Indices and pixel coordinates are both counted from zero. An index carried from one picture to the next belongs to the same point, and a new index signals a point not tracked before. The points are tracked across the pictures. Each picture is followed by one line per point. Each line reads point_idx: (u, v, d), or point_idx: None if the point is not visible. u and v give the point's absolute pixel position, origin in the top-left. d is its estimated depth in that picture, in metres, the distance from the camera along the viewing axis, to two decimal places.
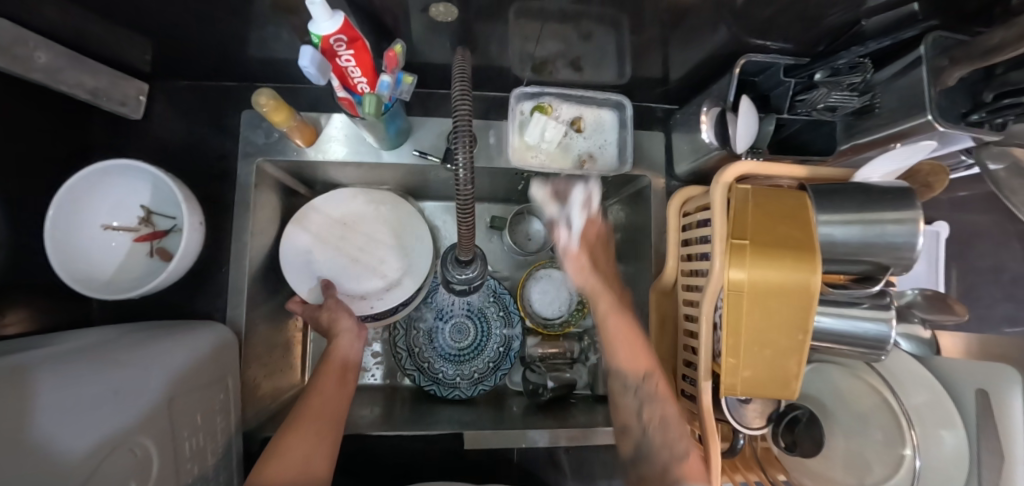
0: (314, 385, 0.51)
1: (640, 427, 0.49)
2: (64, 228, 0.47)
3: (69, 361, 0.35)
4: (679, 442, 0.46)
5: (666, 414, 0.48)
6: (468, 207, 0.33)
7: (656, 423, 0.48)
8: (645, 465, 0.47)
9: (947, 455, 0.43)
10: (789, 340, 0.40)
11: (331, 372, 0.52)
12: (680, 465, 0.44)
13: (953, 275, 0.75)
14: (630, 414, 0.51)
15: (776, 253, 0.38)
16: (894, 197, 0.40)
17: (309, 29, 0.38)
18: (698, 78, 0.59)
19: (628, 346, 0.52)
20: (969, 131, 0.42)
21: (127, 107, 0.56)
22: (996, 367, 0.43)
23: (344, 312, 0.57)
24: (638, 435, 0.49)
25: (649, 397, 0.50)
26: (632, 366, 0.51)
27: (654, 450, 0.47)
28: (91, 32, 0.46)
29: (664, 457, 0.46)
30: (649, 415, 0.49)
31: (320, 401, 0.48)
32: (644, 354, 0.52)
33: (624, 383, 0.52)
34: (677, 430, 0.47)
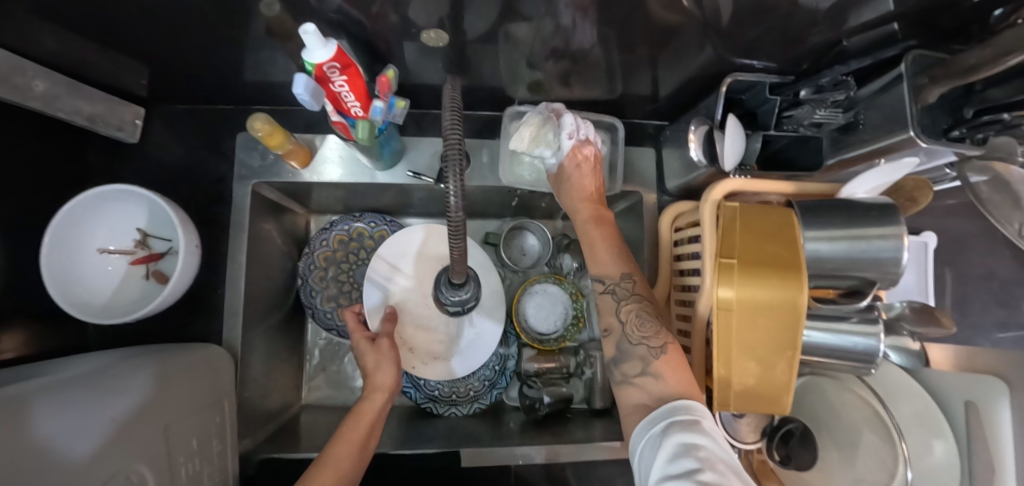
0: (326, 453, 0.47)
1: (619, 325, 0.49)
2: (62, 254, 0.48)
3: (73, 376, 0.36)
4: (653, 337, 0.46)
5: (642, 310, 0.48)
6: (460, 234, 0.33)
7: (634, 321, 0.47)
8: (624, 364, 0.47)
9: (938, 465, 0.44)
10: (778, 356, 0.40)
11: (350, 441, 0.48)
12: (655, 361, 0.45)
13: (945, 280, 0.76)
14: (610, 313, 0.50)
15: (765, 273, 0.39)
16: (877, 213, 0.41)
17: (302, 57, 0.39)
18: (687, 95, 0.60)
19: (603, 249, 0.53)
20: (950, 147, 0.43)
21: (124, 132, 0.56)
22: (985, 380, 0.44)
23: (388, 364, 0.56)
24: (617, 335, 0.48)
25: (626, 299, 0.49)
26: (610, 266, 0.51)
27: (631, 346, 0.47)
28: (88, 59, 0.47)
29: (640, 354, 0.46)
30: (627, 313, 0.49)
31: (331, 476, 0.44)
32: (622, 255, 0.52)
33: (603, 285, 0.51)
34: (653, 328, 0.47)
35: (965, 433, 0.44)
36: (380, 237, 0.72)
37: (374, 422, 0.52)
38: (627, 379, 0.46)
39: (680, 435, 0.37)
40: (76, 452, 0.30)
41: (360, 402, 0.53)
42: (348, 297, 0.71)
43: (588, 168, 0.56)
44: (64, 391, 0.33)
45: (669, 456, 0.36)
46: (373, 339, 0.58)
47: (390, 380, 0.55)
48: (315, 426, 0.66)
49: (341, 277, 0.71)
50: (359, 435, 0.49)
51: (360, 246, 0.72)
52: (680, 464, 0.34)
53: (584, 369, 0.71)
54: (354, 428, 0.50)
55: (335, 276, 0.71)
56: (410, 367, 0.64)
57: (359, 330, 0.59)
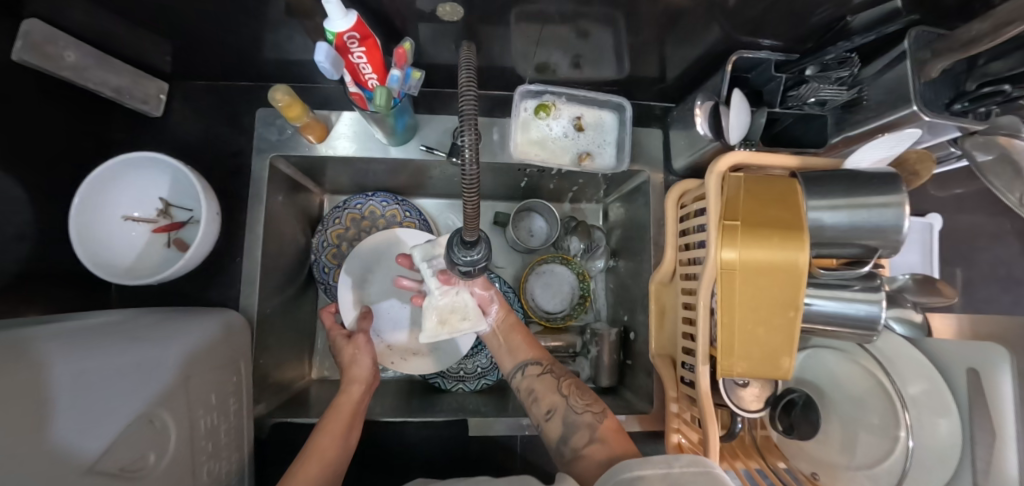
0: (311, 442, 0.47)
1: (564, 401, 0.56)
2: (90, 217, 0.50)
3: (93, 344, 0.37)
4: (594, 405, 0.55)
5: (577, 383, 0.59)
6: (474, 201, 0.34)
7: (575, 392, 0.56)
8: (573, 436, 0.52)
9: (939, 440, 0.45)
10: (781, 318, 0.41)
11: (331, 431, 0.49)
12: (600, 427, 0.52)
13: (955, 277, 0.76)
14: (552, 393, 0.57)
15: (767, 235, 0.40)
16: (879, 181, 0.42)
17: (324, 26, 0.41)
18: (694, 75, 0.61)
19: (527, 343, 0.62)
20: (953, 120, 0.44)
21: (148, 105, 0.58)
22: (984, 346, 0.44)
23: (366, 355, 0.59)
24: (562, 410, 0.55)
25: (562, 376, 0.59)
26: (534, 353, 0.61)
27: (578, 416, 0.54)
28: (115, 33, 0.49)
29: (586, 421, 0.53)
30: (567, 388, 0.57)
31: (317, 464, 0.45)
32: (534, 341, 0.63)
33: (542, 367, 0.60)
34: (589, 399, 0.56)
35: (968, 407, 0.45)
36: (391, 216, 0.72)
37: (354, 413, 0.52)
38: (578, 451, 0.51)
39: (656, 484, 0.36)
40: (88, 401, 0.32)
41: (337, 396, 0.54)
42: None
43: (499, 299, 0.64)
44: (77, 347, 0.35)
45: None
46: (349, 335, 0.61)
47: (367, 370, 0.58)
48: (324, 397, 0.67)
49: None
50: (337, 428, 0.49)
51: (372, 225, 0.73)
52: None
53: (589, 348, 0.71)
54: (335, 419, 0.50)
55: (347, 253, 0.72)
56: (390, 364, 0.67)
57: (336, 327, 0.63)
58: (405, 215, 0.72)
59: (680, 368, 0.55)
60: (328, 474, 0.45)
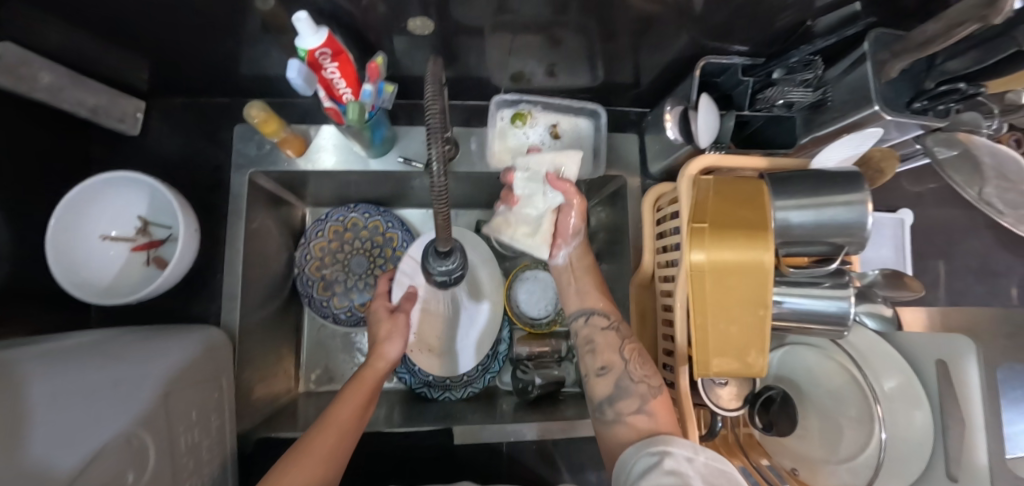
0: (326, 414, 0.46)
1: (622, 363, 0.50)
2: (66, 238, 0.50)
3: (71, 365, 0.37)
4: (653, 378, 0.49)
5: (643, 350, 0.52)
6: (443, 211, 0.35)
7: (637, 359, 0.50)
8: (619, 401, 0.48)
9: (915, 431, 0.46)
10: (751, 317, 0.42)
11: (350, 401, 0.47)
12: (652, 401, 0.47)
13: (938, 271, 0.77)
14: (612, 350, 0.52)
15: (734, 235, 0.41)
16: (842, 180, 0.43)
17: (295, 44, 0.42)
18: (667, 81, 0.62)
19: (596, 291, 0.57)
20: (914, 119, 0.46)
21: (124, 124, 0.58)
22: (950, 339, 0.45)
23: (400, 338, 0.55)
24: (618, 372, 0.50)
25: (628, 338, 0.53)
26: (604, 305, 0.56)
27: (632, 384, 0.49)
28: (91, 52, 0.49)
29: (639, 392, 0.48)
30: (629, 351, 0.51)
31: (334, 435, 0.44)
32: (605, 291, 0.58)
33: (608, 321, 0.54)
34: (651, 369, 0.50)
35: (938, 398, 0.46)
36: (374, 227, 0.73)
37: (375, 387, 0.51)
38: (620, 417, 0.48)
39: (677, 462, 0.39)
40: (65, 419, 0.32)
41: (362, 367, 0.52)
42: (342, 286, 0.72)
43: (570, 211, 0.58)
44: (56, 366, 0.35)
45: (659, 473, 0.38)
46: (392, 311, 0.58)
47: (397, 353, 0.55)
48: (310, 411, 0.67)
49: (337, 266, 0.72)
50: (360, 395, 0.48)
51: (355, 236, 0.73)
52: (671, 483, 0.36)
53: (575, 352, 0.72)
54: (354, 389, 0.49)
55: (330, 265, 0.72)
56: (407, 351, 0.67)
57: (382, 298, 0.60)
58: (387, 226, 0.72)
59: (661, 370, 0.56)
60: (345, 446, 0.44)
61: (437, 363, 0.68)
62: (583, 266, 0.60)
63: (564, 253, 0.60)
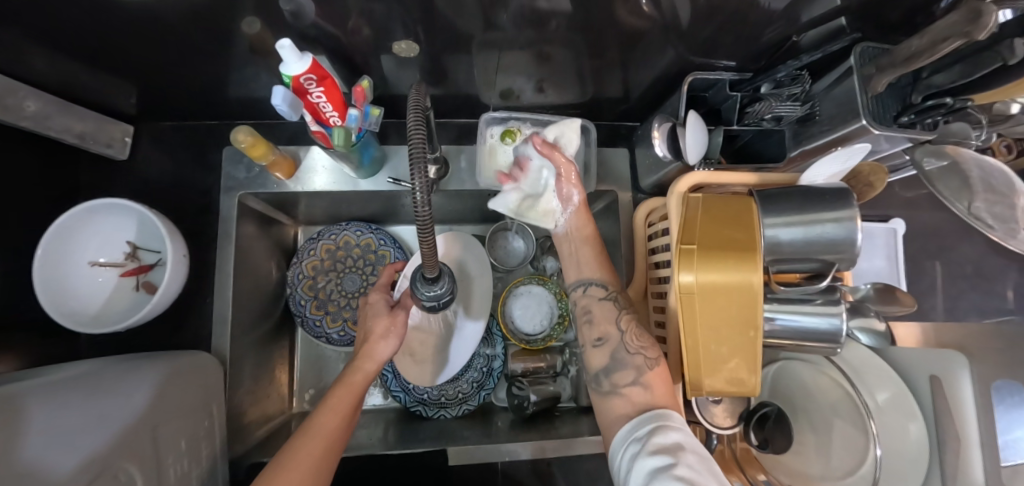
0: (313, 419, 0.46)
1: (618, 334, 0.50)
2: (52, 266, 0.49)
3: (58, 396, 0.37)
4: (649, 348, 0.48)
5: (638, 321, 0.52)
6: (427, 231, 0.34)
7: (633, 330, 0.50)
8: (615, 373, 0.48)
9: (909, 444, 0.45)
10: (742, 337, 0.42)
11: (337, 409, 0.47)
12: (648, 372, 0.47)
13: (935, 272, 0.77)
14: (608, 321, 0.51)
15: (722, 257, 0.41)
16: (830, 197, 0.43)
17: (279, 70, 0.41)
18: (655, 96, 0.62)
19: (595, 261, 0.56)
20: (903, 133, 0.46)
21: (113, 149, 0.57)
22: (946, 354, 0.45)
23: (394, 338, 0.53)
24: (614, 343, 0.50)
25: (625, 309, 0.52)
26: (603, 275, 0.55)
27: (628, 355, 0.48)
28: (79, 79, 0.50)
29: (635, 363, 0.48)
30: (625, 322, 0.51)
31: (321, 443, 0.44)
32: (605, 262, 0.56)
33: (604, 292, 0.54)
34: (649, 339, 0.49)
35: (933, 412, 0.46)
36: (366, 244, 0.72)
37: (363, 390, 0.50)
38: (615, 388, 0.47)
39: (664, 436, 0.40)
40: (65, 442, 0.34)
41: (349, 370, 0.50)
42: (336, 305, 0.71)
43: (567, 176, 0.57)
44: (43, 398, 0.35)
45: (649, 452, 0.39)
46: (392, 308, 0.56)
47: (388, 353, 0.53)
48: None
49: (330, 285, 0.72)
50: (347, 403, 0.48)
51: (347, 254, 0.72)
52: (660, 459, 0.37)
53: (570, 367, 0.73)
54: (341, 397, 0.48)
55: (323, 284, 0.71)
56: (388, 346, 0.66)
57: (383, 292, 0.58)
58: (379, 244, 0.72)
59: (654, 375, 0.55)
60: (331, 457, 0.44)
61: (415, 373, 0.68)
62: (584, 232, 0.58)
63: (564, 221, 0.59)
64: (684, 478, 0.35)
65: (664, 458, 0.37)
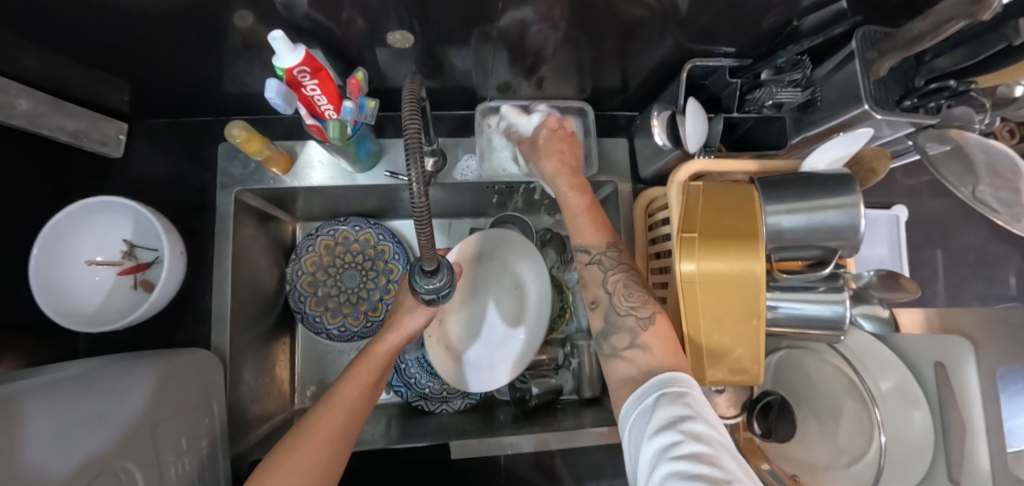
0: (337, 389, 0.50)
1: (608, 296, 0.47)
2: (49, 265, 0.49)
3: (62, 392, 0.37)
4: (641, 308, 0.45)
5: (629, 279, 0.47)
6: (424, 224, 0.33)
7: (621, 290, 0.46)
8: (612, 336, 0.46)
9: (915, 433, 0.45)
10: (744, 327, 0.42)
11: (360, 381, 0.51)
12: (643, 334, 0.44)
13: (937, 260, 0.76)
14: (597, 284, 0.48)
15: (723, 244, 0.40)
16: (833, 183, 0.42)
17: (272, 63, 0.41)
18: (654, 85, 0.61)
19: (586, 223, 0.50)
20: (905, 117, 0.45)
21: (107, 146, 0.57)
22: (946, 340, 0.45)
23: (419, 313, 0.56)
24: (605, 306, 0.47)
25: (613, 268, 0.48)
26: (588, 236, 0.50)
27: (620, 317, 0.46)
28: (71, 77, 0.49)
29: (628, 325, 0.45)
30: (615, 283, 0.47)
31: (341, 413, 0.48)
32: (604, 225, 0.50)
33: (588, 256, 0.49)
34: (641, 298, 0.46)
35: (937, 400, 0.46)
36: (365, 239, 0.72)
37: (386, 362, 0.55)
38: (616, 352, 0.45)
39: (671, 405, 0.36)
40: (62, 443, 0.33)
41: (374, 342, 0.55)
42: (336, 301, 0.70)
43: (558, 136, 0.55)
44: (49, 393, 0.35)
45: (655, 429, 0.35)
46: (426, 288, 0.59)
47: (413, 327, 0.57)
48: None
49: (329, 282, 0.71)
50: (369, 376, 0.52)
51: (346, 250, 0.72)
52: (665, 436, 0.34)
53: (571, 359, 0.71)
54: (364, 370, 0.52)
55: (321, 281, 0.71)
56: (427, 335, 0.67)
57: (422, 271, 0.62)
58: (379, 238, 0.71)
59: None
60: (351, 426, 0.47)
61: (449, 369, 0.66)
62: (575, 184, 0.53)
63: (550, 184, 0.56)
64: (693, 455, 0.32)
65: (671, 432, 0.34)
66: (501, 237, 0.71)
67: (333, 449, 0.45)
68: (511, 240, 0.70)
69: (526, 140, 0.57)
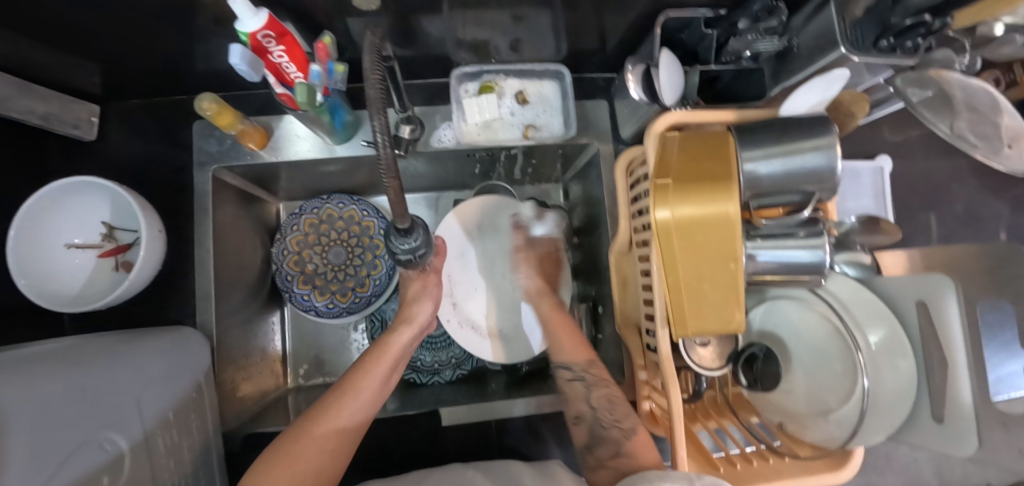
0: (347, 378, 0.51)
1: (591, 411, 0.52)
2: (28, 247, 0.49)
3: (41, 367, 0.37)
4: (624, 420, 0.50)
5: (612, 394, 0.53)
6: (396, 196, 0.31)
7: (605, 404, 0.52)
8: (598, 448, 0.50)
9: (898, 379, 0.45)
10: (723, 272, 0.42)
11: (372, 373, 0.51)
12: (629, 442, 0.48)
13: (929, 225, 0.76)
14: (580, 401, 0.54)
15: (697, 189, 0.40)
16: (809, 125, 0.42)
17: (235, 28, 0.40)
18: (632, 43, 0.60)
19: (569, 341, 0.59)
20: (881, 58, 0.44)
21: (79, 130, 0.56)
22: (932, 278, 0.44)
23: (428, 303, 0.58)
24: (590, 422, 0.52)
25: (597, 384, 0.54)
26: (572, 354, 0.57)
27: (605, 430, 0.50)
28: (39, 62, 0.48)
29: (614, 437, 0.49)
30: (598, 398, 0.53)
31: (349, 402, 0.48)
32: (582, 342, 0.59)
33: (571, 372, 0.56)
34: (624, 411, 0.51)
35: (921, 342, 0.46)
36: (349, 216, 0.72)
37: (399, 351, 0.55)
38: (600, 462, 0.49)
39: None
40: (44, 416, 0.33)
41: (388, 334, 0.56)
42: (323, 277, 0.70)
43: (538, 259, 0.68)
44: (30, 369, 0.35)
45: None
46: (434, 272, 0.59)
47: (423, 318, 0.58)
48: (301, 406, 0.66)
49: (316, 258, 0.71)
50: (380, 369, 0.52)
51: (331, 227, 0.71)
52: None
53: None
54: (377, 362, 0.53)
55: (308, 259, 0.71)
56: (445, 320, 0.65)
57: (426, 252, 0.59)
58: (363, 214, 0.71)
59: (645, 335, 0.54)
60: (359, 417, 0.48)
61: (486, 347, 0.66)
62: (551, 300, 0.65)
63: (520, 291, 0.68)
64: None
65: None
66: (491, 203, 0.71)
67: (339, 436, 0.46)
68: (500, 204, 0.71)
69: (527, 245, 0.69)
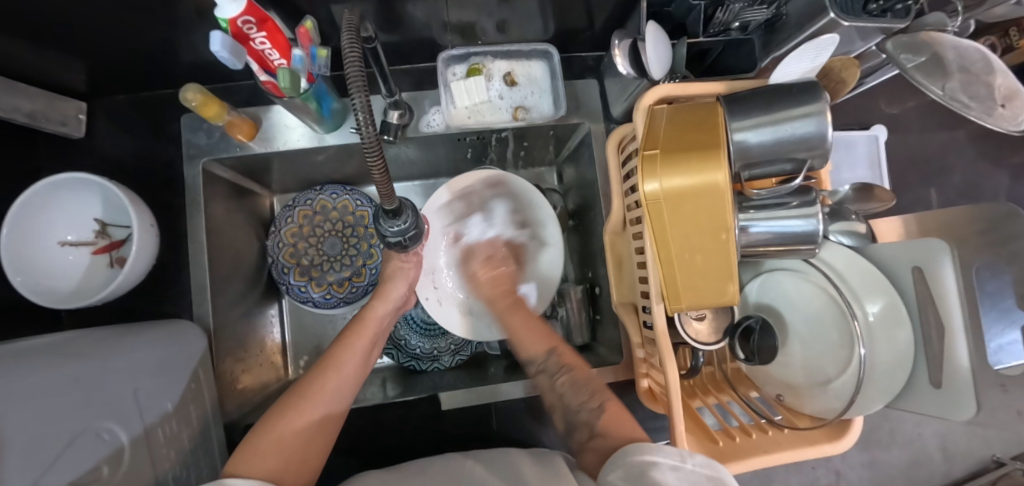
0: (331, 354, 0.52)
1: (561, 400, 0.51)
2: (22, 244, 0.49)
3: (37, 359, 0.37)
4: (591, 400, 0.49)
5: (574, 378, 0.52)
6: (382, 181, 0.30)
7: (570, 389, 0.51)
8: (577, 434, 0.48)
9: (896, 347, 0.45)
10: (715, 242, 0.41)
11: (354, 349, 0.52)
12: (600, 420, 0.46)
13: (929, 197, 0.75)
14: (549, 391, 0.53)
15: (685, 159, 0.39)
16: (801, 90, 0.41)
17: (214, 14, 0.39)
18: (620, 19, 0.59)
19: (529, 336, 0.57)
20: (873, 22, 0.43)
21: (68, 127, 0.56)
22: (928, 242, 0.43)
23: (400, 281, 0.59)
24: (563, 409, 0.51)
25: (557, 373, 0.53)
26: (533, 345, 0.56)
27: (575, 414, 0.49)
28: (23, 59, 0.48)
29: (585, 419, 0.48)
30: (562, 383, 0.52)
31: (333, 377, 0.49)
32: (542, 332, 0.57)
33: (535, 367, 0.54)
34: (588, 391, 0.50)
35: (918, 309, 0.46)
36: (343, 207, 0.72)
37: (379, 324, 0.57)
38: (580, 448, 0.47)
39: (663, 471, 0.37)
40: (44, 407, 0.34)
41: (365, 308, 0.57)
42: (317, 268, 0.70)
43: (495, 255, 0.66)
44: (26, 361, 0.36)
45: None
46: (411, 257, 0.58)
47: (399, 295, 0.59)
48: None
49: (310, 250, 0.71)
50: (363, 343, 0.54)
51: (325, 218, 0.71)
52: None
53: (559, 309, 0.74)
54: (358, 337, 0.54)
55: (303, 251, 0.71)
56: (423, 298, 0.66)
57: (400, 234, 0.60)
58: (357, 205, 0.71)
59: (642, 312, 0.54)
60: (343, 389, 0.49)
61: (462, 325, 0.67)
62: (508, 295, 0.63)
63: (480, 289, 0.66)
64: None
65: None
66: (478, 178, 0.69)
67: (328, 410, 0.47)
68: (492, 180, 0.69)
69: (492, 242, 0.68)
